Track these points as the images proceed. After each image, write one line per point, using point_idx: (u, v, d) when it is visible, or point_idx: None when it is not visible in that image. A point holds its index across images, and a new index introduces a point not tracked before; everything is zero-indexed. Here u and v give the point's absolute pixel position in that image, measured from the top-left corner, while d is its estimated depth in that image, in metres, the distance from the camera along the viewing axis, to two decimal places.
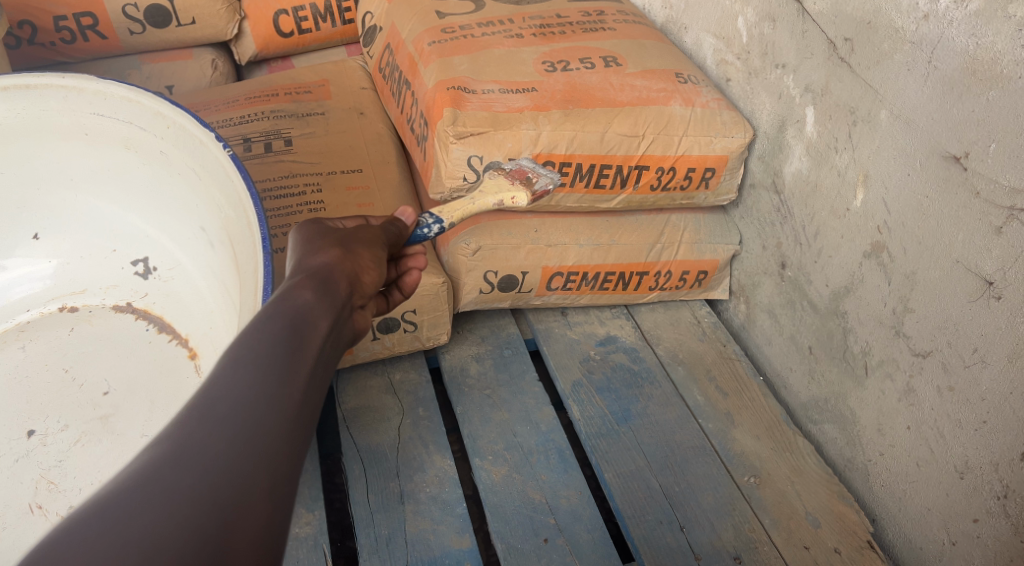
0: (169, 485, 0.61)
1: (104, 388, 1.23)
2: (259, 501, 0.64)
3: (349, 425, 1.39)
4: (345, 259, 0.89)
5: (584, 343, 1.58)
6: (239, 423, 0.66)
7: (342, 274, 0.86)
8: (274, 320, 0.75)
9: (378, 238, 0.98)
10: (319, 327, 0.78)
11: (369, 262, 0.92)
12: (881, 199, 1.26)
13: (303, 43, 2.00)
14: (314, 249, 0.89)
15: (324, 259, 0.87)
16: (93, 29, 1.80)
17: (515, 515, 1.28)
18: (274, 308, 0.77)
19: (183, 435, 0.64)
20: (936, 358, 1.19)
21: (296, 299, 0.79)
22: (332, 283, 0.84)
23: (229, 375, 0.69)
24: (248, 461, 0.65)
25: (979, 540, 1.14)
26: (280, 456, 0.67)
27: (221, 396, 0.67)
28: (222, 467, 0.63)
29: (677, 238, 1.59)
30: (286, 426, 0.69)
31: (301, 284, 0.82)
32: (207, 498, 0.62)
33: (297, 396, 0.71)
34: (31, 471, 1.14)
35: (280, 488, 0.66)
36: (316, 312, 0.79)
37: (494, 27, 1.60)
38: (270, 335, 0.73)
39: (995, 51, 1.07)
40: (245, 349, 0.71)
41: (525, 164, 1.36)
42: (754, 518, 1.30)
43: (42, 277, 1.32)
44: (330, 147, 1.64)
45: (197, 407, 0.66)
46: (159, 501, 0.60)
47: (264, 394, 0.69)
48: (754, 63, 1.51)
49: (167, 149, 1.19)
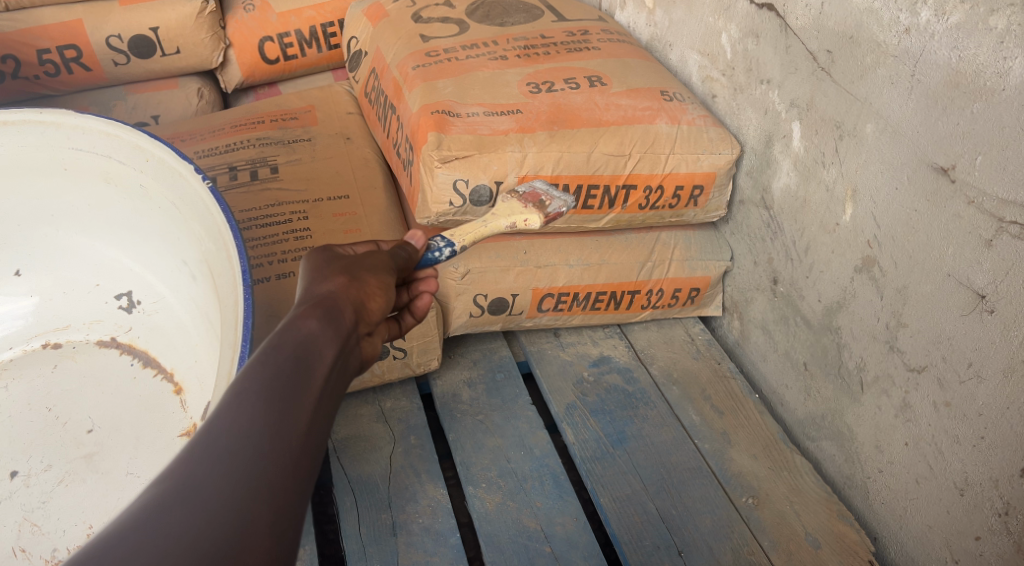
0: (168, 525, 0.61)
1: (88, 425, 1.21)
2: (261, 536, 0.64)
3: (340, 455, 1.37)
4: (351, 286, 0.86)
5: (577, 364, 1.56)
6: (242, 457, 0.66)
7: (347, 302, 0.84)
8: (277, 350, 0.74)
9: (385, 264, 0.95)
10: (323, 356, 0.76)
11: (376, 289, 0.89)
12: (869, 213, 1.25)
13: (289, 69, 1.99)
14: (322, 276, 0.87)
15: (329, 286, 0.85)
16: (77, 60, 1.80)
17: (510, 545, 1.26)
18: (279, 337, 0.75)
19: (183, 473, 0.64)
20: (931, 373, 1.17)
21: (301, 328, 0.77)
22: (338, 310, 0.82)
23: (232, 407, 0.68)
24: (248, 497, 0.64)
25: (981, 558, 1.12)
26: (282, 489, 0.66)
27: (224, 431, 0.67)
28: (222, 505, 0.63)
29: (668, 256, 1.58)
30: (290, 455, 0.68)
31: (306, 312, 0.79)
32: (206, 536, 0.61)
33: (301, 428, 0.70)
34: (14, 514, 1.12)
35: (282, 521, 0.65)
36: (321, 342, 0.77)
37: (479, 49, 1.60)
38: (274, 366, 0.72)
39: (977, 64, 1.06)
40: (250, 379, 0.71)
41: (539, 186, 1.29)
42: (752, 540, 1.28)
43: (23, 314, 1.31)
44: (317, 174, 1.63)
45: (198, 443, 0.66)
46: (157, 542, 0.60)
47: (267, 427, 0.68)
48: (739, 79, 1.50)
49: (147, 183, 1.18)
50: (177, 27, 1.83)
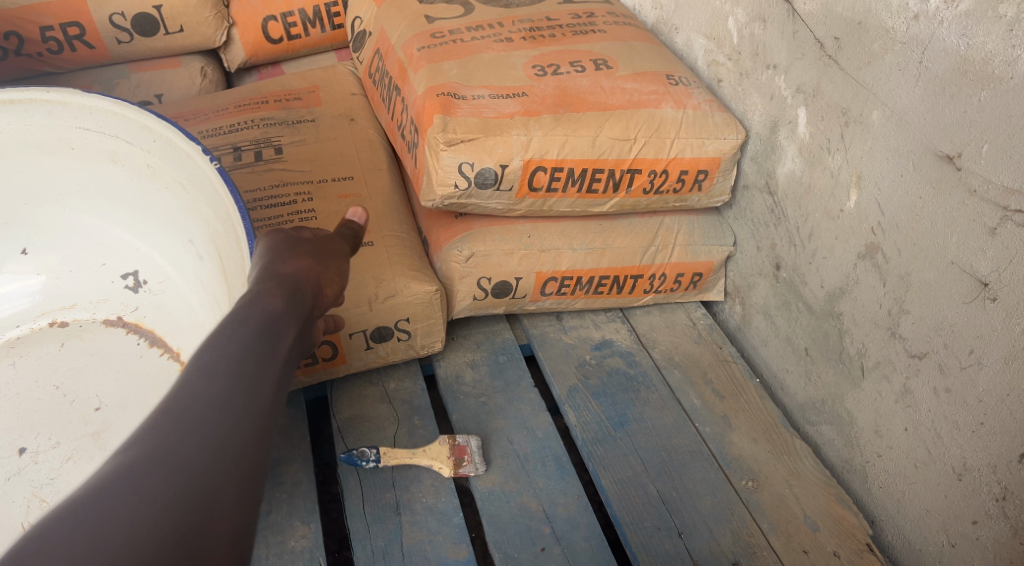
0: (139, 488, 0.63)
1: (96, 403, 1.23)
2: (230, 504, 0.66)
3: (344, 435, 1.38)
4: (312, 269, 0.93)
5: (579, 347, 1.57)
6: (209, 424, 0.69)
7: (309, 284, 0.90)
8: (243, 325, 0.78)
9: (340, 251, 1.01)
10: (287, 331, 0.81)
11: (332, 275, 0.96)
12: (874, 200, 1.26)
13: (292, 49, 1.99)
14: (282, 257, 0.93)
15: (293, 269, 0.91)
16: (80, 38, 1.79)
17: (512, 524, 1.27)
18: (243, 313, 0.80)
19: (152, 440, 0.66)
20: (932, 359, 1.18)
21: (266, 306, 0.83)
22: (300, 291, 0.88)
23: (197, 376, 0.71)
24: (216, 462, 0.67)
25: (978, 542, 1.13)
26: (249, 456, 0.69)
27: (191, 401, 0.69)
28: (190, 471, 0.65)
29: (671, 241, 1.58)
30: (256, 425, 0.71)
31: (272, 291, 0.86)
32: (175, 502, 0.63)
33: (268, 398, 0.74)
34: (23, 489, 1.13)
35: (251, 488, 0.68)
36: (285, 318, 0.83)
37: (483, 31, 1.59)
38: (239, 338, 0.76)
39: (987, 51, 1.07)
40: (217, 352, 0.74)
41: None
42: (752, 522, 1.30)
43: (31, 292, 1.31)
44: (321, 154, 1.63)
45: (164, 412, 0.68)
46: (127, 506, 0.62)
47: (235, 397, 0.71)
48: (745, 64, 1.50)
49: (155, 162, 1.19)
50: (181, 6, 1.83)
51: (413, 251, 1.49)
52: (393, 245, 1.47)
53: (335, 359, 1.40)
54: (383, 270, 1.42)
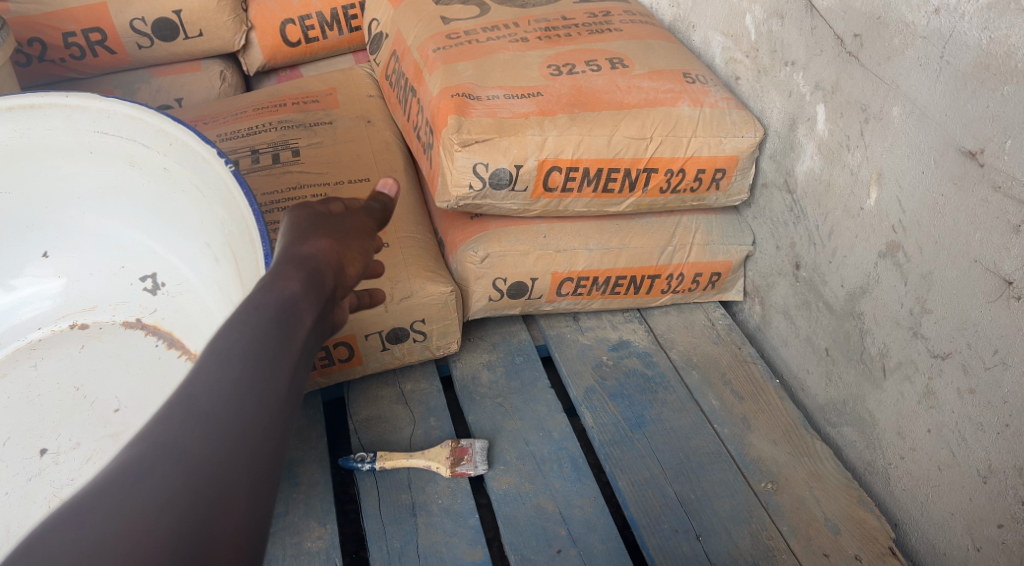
0: (149, 484, 0.63)
1: (116, 405, 1.24)
2: (240, 500, 0.66)
3: (360, 436, 1.38)
4: (332, 250, 0.89)
5: (596, 348, 1.56)
6: (220, 420, 0.69)
7: (328, 266, 0.87)
8: (258, 312, 0.77)
9: (365, 227, 0.98)
10: (302, 320, 0.80)
11: (355, 255, 0.92)
12: (895, 197, 1.23)
13: (310, 52, 2.00)
14: (302, 236, 0.90)
15: (312, 249, 0.88)
16: (102, 44, 1.81)
17: (528, 526, 1.26)
18: (259, 299, 0.79)
19: (163, 433, 0.66)
20: (955, 359, 1.16)
21: (283, 291, 0.81)
22: (318, 275, 0.85)
23: (211, 367, 0.71)
24: (227, 459, 0.67)
25: (1003, 546, 1.11)
26: (260, 452, 0.70)
27: (203, 393, 0.69)
28: (200, 466, 0.66)
29: (689, 240, 1.57)
30: (266, 420, 0.71)
31: (288, 273, 0.83)
32: (184, 499, 0.64)
33: (280, 392, 0.74)
34: (43, 490, 1.14)
35: (259, 485, 0.69)
36: (302, 306, 0.81)
37: (499, 32, 1.59)
38: (254, 327, 0.75)
39: (1009, 45, 1.04)
40: (230, 341, 0.74)
41: None
42: (771, 525, 1.28)
43: (50, 295, 1.32)
44: (338, 156, 1.63)
45: (176, 405, 0.68)
46: (137, 502, 0.62)
47: (247, 391, 0.71)
48: (763, 61, 1.48)
49: (171, 166, 1.20)
50: (200, 10, 1.84)
51: (428, 252, 1.49)
52: (409, 246, 1.47)
53: (351, 360, 1.41)
54: (397, 271, 1.42)
